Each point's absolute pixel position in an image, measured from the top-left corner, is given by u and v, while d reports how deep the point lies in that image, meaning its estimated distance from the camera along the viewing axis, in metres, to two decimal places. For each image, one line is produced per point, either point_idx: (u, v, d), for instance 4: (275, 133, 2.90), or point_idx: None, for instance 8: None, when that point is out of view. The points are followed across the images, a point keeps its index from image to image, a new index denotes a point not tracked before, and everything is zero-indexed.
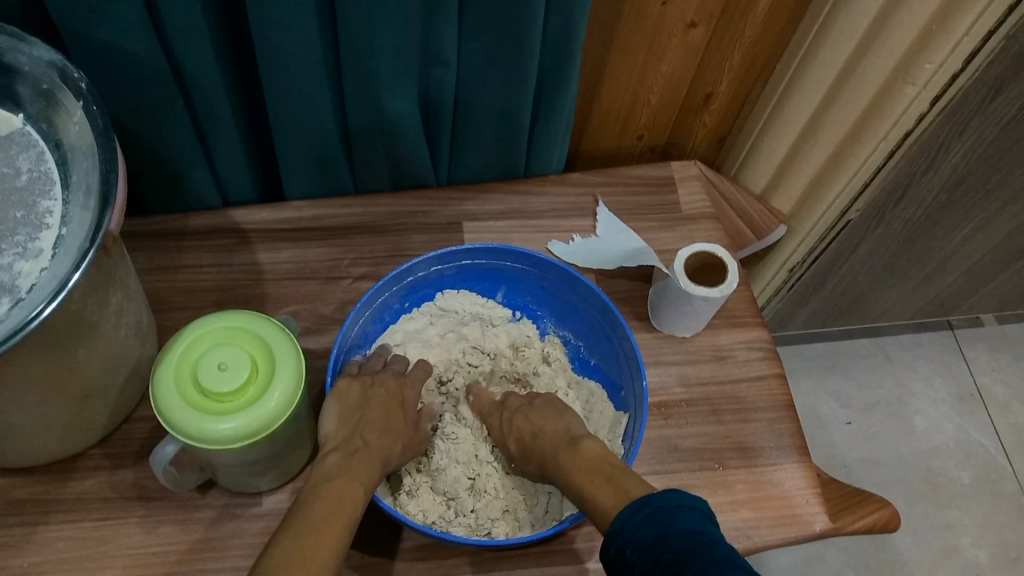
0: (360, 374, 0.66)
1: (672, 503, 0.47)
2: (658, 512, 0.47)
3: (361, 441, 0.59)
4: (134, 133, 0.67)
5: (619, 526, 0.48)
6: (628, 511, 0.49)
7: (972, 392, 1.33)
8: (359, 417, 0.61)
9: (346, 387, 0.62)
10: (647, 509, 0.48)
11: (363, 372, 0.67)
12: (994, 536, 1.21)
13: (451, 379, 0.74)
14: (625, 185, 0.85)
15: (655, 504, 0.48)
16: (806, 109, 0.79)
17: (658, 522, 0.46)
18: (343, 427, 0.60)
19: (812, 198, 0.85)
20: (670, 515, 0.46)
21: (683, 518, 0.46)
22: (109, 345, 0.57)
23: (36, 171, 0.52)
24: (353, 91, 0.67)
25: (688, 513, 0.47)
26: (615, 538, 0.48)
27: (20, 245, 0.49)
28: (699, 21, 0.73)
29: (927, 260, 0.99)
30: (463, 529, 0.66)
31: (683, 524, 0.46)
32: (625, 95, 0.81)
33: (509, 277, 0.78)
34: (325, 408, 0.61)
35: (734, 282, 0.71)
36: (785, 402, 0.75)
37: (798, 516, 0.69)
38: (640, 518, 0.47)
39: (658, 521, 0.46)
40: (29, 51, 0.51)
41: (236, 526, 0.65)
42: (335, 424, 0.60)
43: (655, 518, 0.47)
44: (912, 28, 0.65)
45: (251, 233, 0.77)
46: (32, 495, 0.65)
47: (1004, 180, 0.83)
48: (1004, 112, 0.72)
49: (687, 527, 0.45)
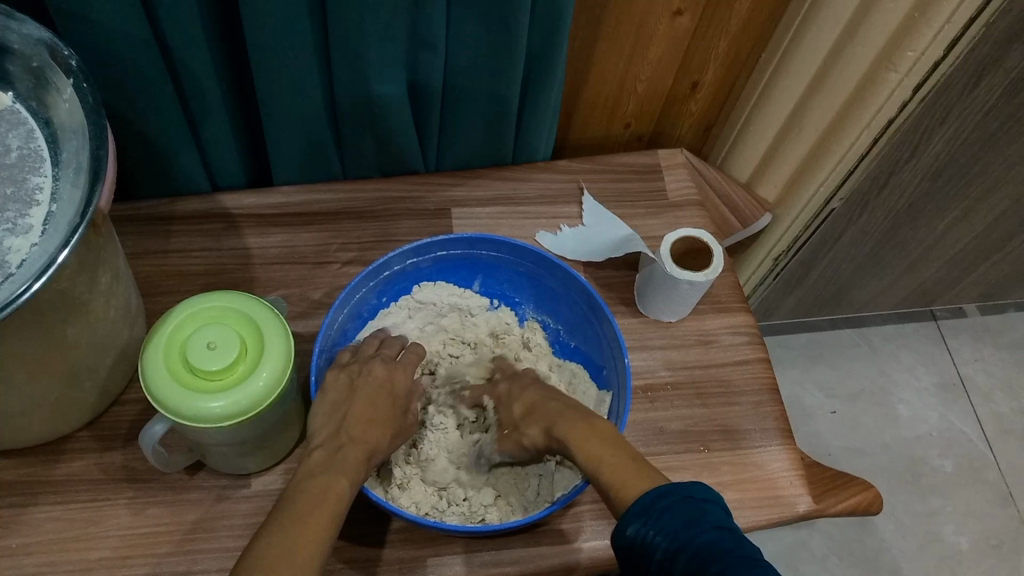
0: (350, 364, 0.65)
1: (700, 495, 0.47)
2: (687, 501, 0.46)
3: (350, 432, 0.59)
4: (122, 116, 0.67)
5: (641, 507, 0.47)
6: (652, 494, 0.47)
7: (955, 382, 1.34)
8: (344, 410, 0.60)
9: (331, 384, 0.62)
10: (675, 496, 0.46)
11: (355, 361, 0.66)
12: (975, 523, 1.22)
13: (436, 369, 0.75)
14: (613, 172, 0.86)
15: (684, 493, 0.46)
16: (792, 97, 0.79)
17: (687, 510, 0.45)
18: (329, 423, 0.59)
19: (796, 186, 0.86)
20: (699, 506, 0.46)
21: (712, 513, 0.46)
22: (98, 324, 0.58)
23: (25, 148, 0.53)
24: (342, 76, 0.67)
25: (714, 508, 0.46)
26: (636, 517, 0.46)
27: (9, 221, 0.49)
28: (686, 8, 0.73)
29: (909, 248, 1.01)
30: (457, 517, 0.66)
31: (712, 518, 0.45)
32: (613, 82, 0.82)
33: (485, 266, 0.78)
34: (314, 408, 0.61)
35: (719, 266, 0.72)
36: (769, 386, 0.76)
37: (782, 497, 0.70)
38: (666, 503, 0.46)
39: (688, 509, 0.45)
40: (19, 28, 0.51)
41: (226, 507, 0.65)
42: (323, 420, 0.60)
43: (684, 506, 0.46)
44: (895, 15, 0.66)
45: (239, 218, 0.77)
46: (20, 477, 0.65)
47: (985, 168, 0.84)
48: (985, 99, 0.73)
49: (715, 522, 0.45)
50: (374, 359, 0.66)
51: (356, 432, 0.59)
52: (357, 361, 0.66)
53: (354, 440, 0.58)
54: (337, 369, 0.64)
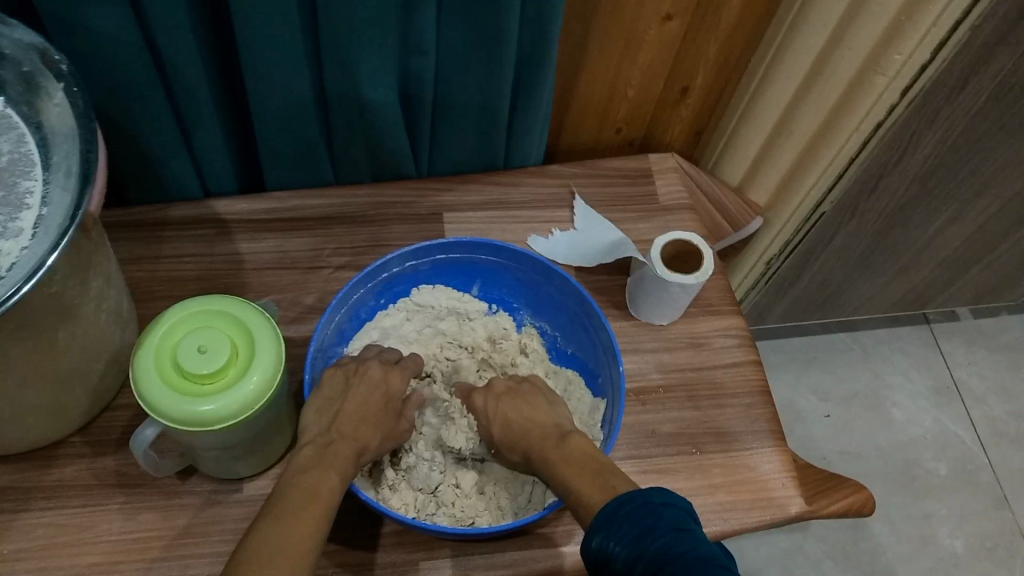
0: (346, 363, 0.65)
1: (659, 500, 0.46)
2: (644, 507, 0.45)
3: (342, 428, 0.59)
4: (114, 121, 0.67)
5: (602, 518, 0.46)
6: (613, 503, 0.47)
7: (948, 385, 1.35)
8: (336, 407, 0.60)
9: (328, 380, 0.63)
10: (633, 503, 0.46)
11: (352, 360, 0.67)
12: (970, 526, 1.23)
13: (431, 373, 0.75)
14: (603, 176, 0.86)
15: (642, 499, 0.46)
16: (781, 100, 0.80)
17: (644, 516, 0.45)
18: (321, 420, 0.60)
19: (787, 189, 0.87)
20: (656, 513, 0.45)
21: (671, 515, 0.45)
22: (90, 329, 0.58)
23: (16, 152, 0.53)
24: (332, 81, 0.67)
25: (674, 511, 0.45)
26: (597, 529, 0.46)
27: (0, 225, 0.50)
28: (675, 13, 0.74)
29: (901, 251, 1.01)
30: (447, 519, 0.67)
31: (670, 520, 0.44)
32: (603, 87, 0.83)
33: (484, 270, 0.78)
34: (307, 406, 0.61)
35: (710, 268, 0.72)
36: (761, 388, 0.77)
37: (774, 499, 0.71)
38: (625, 511, 0.45)
39: (645, 516, 0.45)
40: (11, 33, 0.52)
41: (217, 512, 0.65)
42: (315, 417, 0.60)
43: (641, 513, 0.45)
44: (882, 19, 0.66)
45: (231, 223, 0.78)
46: (11, 483, 0.65)
47: (974, 171, 0.85)
48: (972, 103, 0.73)
49: (673, 524, 0.44)
50: (373, 359, 0.67)
51: (347, 429, 0.59)
52: (356, 361, 0.66)
53: (344, 436, 0.58)
54: (335, 367, 0.64)
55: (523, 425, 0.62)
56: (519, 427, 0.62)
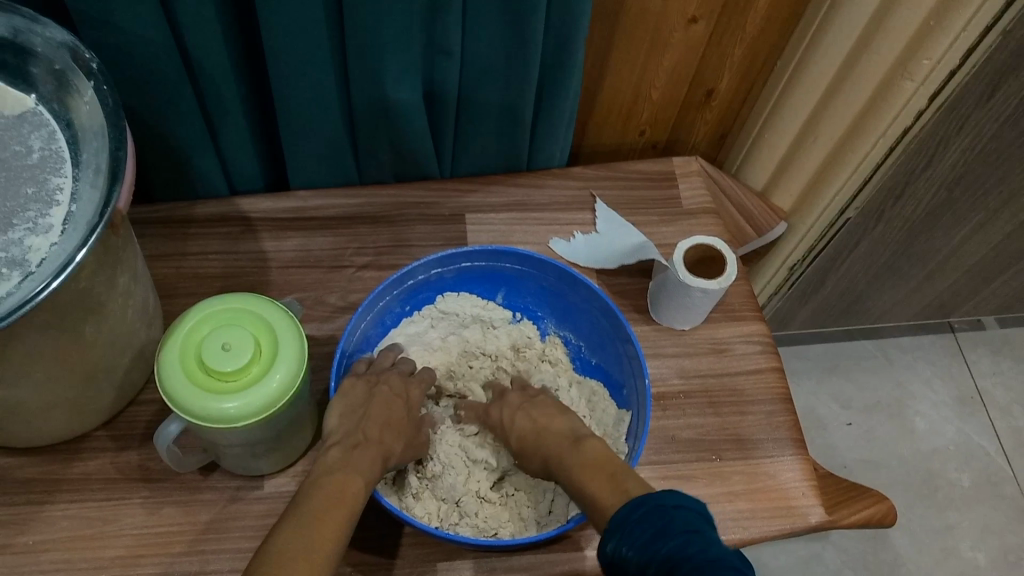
0: (366, 373, 0.66)
1: (672, 502, 0.45)
2: (655, 510, 0.44)
3: (366, 432, 0.59)
4: (143, 119, 0.68)
5: (617, 522, 0.46)
6: (627, 506, 0.46)
7: (973, 395, 1.33)
8: (362, 412, 0.61)
9: (350, 387, 0.63)
10: (646, 506, 0.45)
11: (370, 372, 0.67)
12: (993, 538, 1.21)
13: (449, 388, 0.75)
14: (626, 180, 0.86)
15: (655, 502, 0.45)
16: (807, 105, 0.80)
17: (656, 519, 0.44)
18: (347, 423, 0.60)
19: (811, 195, 0.86)
20: (667, 514, 0.44)
21: (682, 517, 0.44)
22: (116, 324, 0.58)
23: (47, 149, 0.54)
24: (358, 81, 0.68)
25: (687, 513, 0.44)
26: (612, 533, 0.46)
27: (31, 220, 0.50)
28: (700, 16, 0.74)
29: (926, 259, 1.00)
30: (470, 529, 0.66)
31: (681, 522, 0.43)
32: (628, 90, 0.82)
33: (509, 279, 0.78)
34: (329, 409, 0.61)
35: (733, 274, 0.72)
36: (782, 395, 0.76)
37: (794, 508, 0.70)
38: (639, 513, 0.45)
39: (657, 518, 0.44)
40: (42, 32, 0.52)
41: (239, 508, 0.66)
42: (339, 420, 0.60)
43: (654, 515, 0.44)
44: (911, 23, 0.66)
45: (256, 221, 0.78)
46: (37, 475, 0.66)
47: (1003, 179, 0.83)
48: (1001, 111, 0.72)
49: (684, 527, 0.43)
50: (391, 371, 0.68)
51: (372, 432, 0.60)
52: (373, 372, 0.66)
53: (369, 439, 0.59)
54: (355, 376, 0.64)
55: (543, 429, 0.62)
56: (542, 429, 0.62)
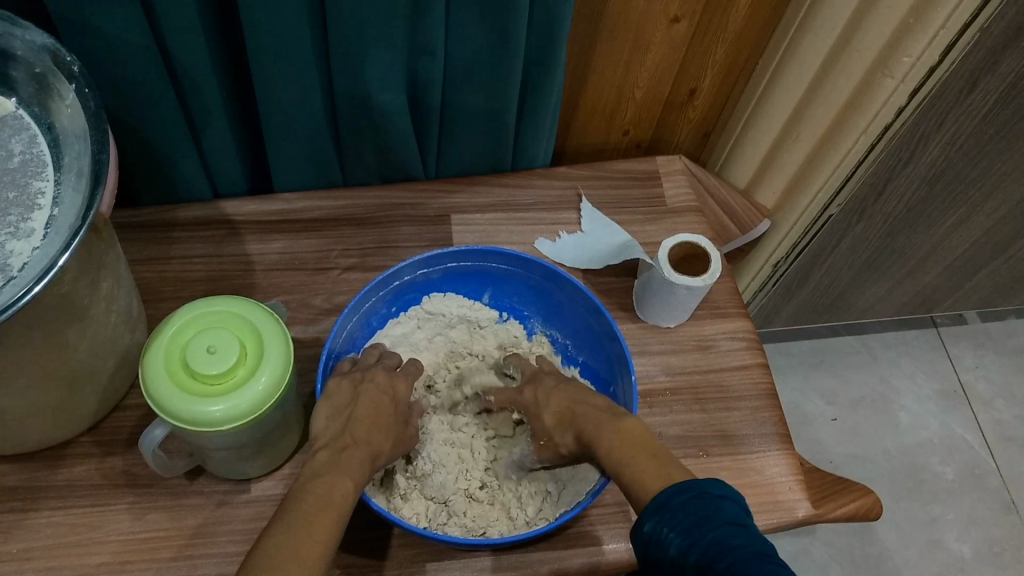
0: (352, 371, 0.66)
1: (717, 491, 0.45)
2: (701, 498, 0.44)
3: (354, 432, 0.59)
4: (124, 122, 0.67)
5: (658, 504, 0.45)
6: (670, 490, 0.46)
7: (956, 389, 1.34)
8: (347, 413, 0.60)
9: (335, 388, 0.63)
10: (691, 492, 0.45)
11: (357, 368, 0.67)
12: (977, 531, 1.22)
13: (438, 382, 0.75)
14: (610, 179, 0.86)
15: (700, 489, 0.45)
16: (789, 103, 0.80)
17: (701, 506, 0.44)
18: (332, 426, 0.59)
19: (794, 192, 0.87)
20: (713, 504, 0.44)
21: (728, 508, 0.44)
22: (100, 329, 0.58)
23: (28, 153, 0.53)
24: (342, 82, 0.68)
25: (730, 504, 0.44)
26: (652, 514, 0.45)
27: (12, 225, 0.50)
28: (683, 15, 0.74)
29: (909, 255, 1.01)
30: (458, 529, 0.66)
31: (726, 514, 0.43)
32: (611, 90, 0.83)
33: (495, 278, 0.78)
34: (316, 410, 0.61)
35: (717, 273, 0.72)
36: (767, 391, 0.77)
37: (781, 503, 0.70)
38: (682, 498, 0.45)
39: (702, 506, 0.44)
40: (23, 34, 0.52)
41: (226, 512, 0.66)
42: (326, 422, 0.60)
43: (699, 501, 0.44)
44: (891, 21, 0.66)
45: (240, 224, 0.78)
46: (21, 482, 0.65)
47: (983, 174, 0.84)
48: (981, 106, 0.73)
49: (730, 518, 0.43)
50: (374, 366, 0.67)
51: (360, 433, 0.59)
52: (358, 369, 0.66)
53: (358, 441, 0.58)
54: (338, 376, 0.64)
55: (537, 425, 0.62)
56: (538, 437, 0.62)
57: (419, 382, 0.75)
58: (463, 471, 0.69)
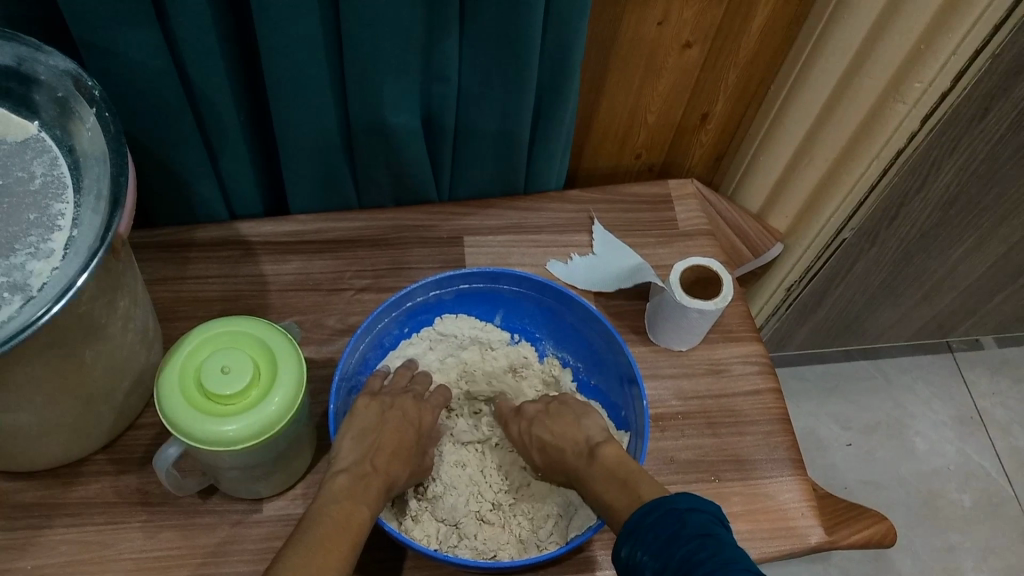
0: (381, 394, 0.66)
1: (685, 505, 0.45)
2: (669, 515, 0.45)
3: (376, 461, 0.59)
4: (144, 144, 0.68)
5: (631, 528, 0.46)
6: (640, 513, 0.47)
7: (973, 415, 1.33)
8: (372, 439, 0.61)
9: (363, 409, 0.63)
10: (660, 511, 0.46)
11: (385, 392, 0.67)
12: (996, 559, 1.20)
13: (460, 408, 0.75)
14: (622, 202, 0.87)
15: (668, 506, 0.46)
16: (800, 127, 0.81)
17: (670, 523, 0.44)
18: (357, 449, 0.60)
19: (807, 216, 0.87)
20: (680, 519, 0.44)
21: (695, 520, 0.44)
22: (116, 348, 0.59)
23: (49, 175, 0.54)
24: (358, 106, 0.69)
25: (700, 516, 0.44)
26: (626, 538, 0.46)
27: (33, 246, 0.51)
28: (694, 41, 0.75)
29: (923, 280, 1.01)
30: (469, 551, 0.66)
31: (695, 525, 0.43)
32: (623, 114, 0.83)
33: (506, 301, 0.79)
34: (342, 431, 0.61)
35: (730, 294, 0.72)
36: (780, 416, 0.76)
37: (793, 529, 0.70)
38: (652, 519, 0.46)
39: (670, 523, 0.44)
40: (46, 60, 0.54)
41: (238, 531, 0.66)
42: (351, 444, 0.60)
43: (667, 520, 0.45)
44: (901, 48, 0.67)
45: (256, 246, 0.79)
46: (36, 500, 0.66)
47: (996, 200, 0.84)
48: (993, 132, 0.73)
49: (698, 529, 0.43)
50: (399, 393, 0.68)
51: (380, 463, 0.59)
52: (388, 393, 0.67)
53: (378, 470, 0.58)
54: (369, 398, 0.64)
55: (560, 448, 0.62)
56: (558, 458, 0.62)
57: (442, 412, 0.74)
58: (476, 493, 0.69)
